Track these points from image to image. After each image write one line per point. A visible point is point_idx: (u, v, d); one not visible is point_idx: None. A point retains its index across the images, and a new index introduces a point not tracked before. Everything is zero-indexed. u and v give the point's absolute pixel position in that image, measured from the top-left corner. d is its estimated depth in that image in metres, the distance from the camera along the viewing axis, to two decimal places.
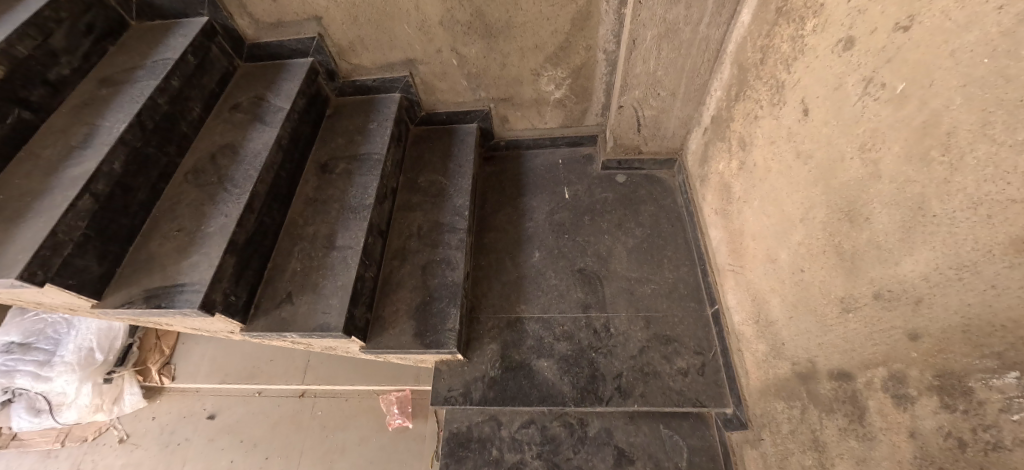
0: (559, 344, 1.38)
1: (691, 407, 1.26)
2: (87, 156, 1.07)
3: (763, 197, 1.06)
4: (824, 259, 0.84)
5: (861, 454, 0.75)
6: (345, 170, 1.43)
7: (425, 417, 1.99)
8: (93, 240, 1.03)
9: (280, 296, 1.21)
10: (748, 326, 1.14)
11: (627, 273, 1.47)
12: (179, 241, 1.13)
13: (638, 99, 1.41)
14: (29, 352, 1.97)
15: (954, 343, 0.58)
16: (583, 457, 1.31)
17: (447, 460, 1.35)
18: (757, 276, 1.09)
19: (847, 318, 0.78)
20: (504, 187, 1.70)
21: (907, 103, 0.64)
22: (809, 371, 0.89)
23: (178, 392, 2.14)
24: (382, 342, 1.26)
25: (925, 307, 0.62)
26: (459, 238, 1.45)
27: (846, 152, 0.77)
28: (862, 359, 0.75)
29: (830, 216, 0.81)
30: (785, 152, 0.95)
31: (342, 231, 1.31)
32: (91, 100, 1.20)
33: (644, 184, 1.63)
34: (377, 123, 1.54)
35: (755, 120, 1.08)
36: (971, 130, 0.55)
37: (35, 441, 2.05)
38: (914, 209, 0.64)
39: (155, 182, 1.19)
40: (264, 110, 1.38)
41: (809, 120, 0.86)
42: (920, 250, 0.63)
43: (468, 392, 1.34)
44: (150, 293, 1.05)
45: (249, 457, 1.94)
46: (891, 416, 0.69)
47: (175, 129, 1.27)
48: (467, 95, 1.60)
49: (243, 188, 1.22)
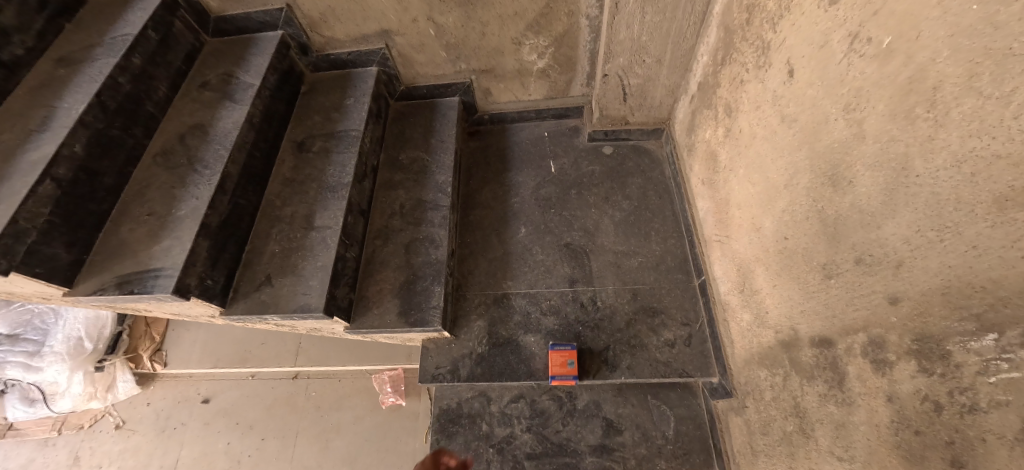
0: (547, 319, 1.38)
1: (677, 377, 1.26)
2: (47, 139, 1.02)
3: (748, 165, 1.03)
4: (808, 225, 0.82)
5: (840, 418, 0.76)
6: (323, 148, 1.39)
7: (419, 395, 2.01)
8: (59, 227, 0.99)
9: (259, 279, 1.18)
10: (734, 295, 1.14)
11: (614, 246, 1.45)
12: (150, 225, 1.09)
13: (623, 67, 1.36)
14: (18, 343, 1.96)
15: (933, 306, 0.57)
16: (571, 429, 1.35)
17: (439, 436, 1.40)
18: (742, 246, 1.08)
19: (829, 284, 0.77)
20: (490, 162, 1.66)
21: (892, 58, 0.61)
22: (792, 339, 0.88)
23: (171, 378, 2.14)
24: (366, 322, 1.25)
25: (905, 271, 0.61)
26: (443, 216, 1.42)
27: (831, 114, 0.74)
28: (843, 325, 0.74)
29: (814, 181, 0.79)
30: (770, 118, 0.92)
31: (321, 211, 1.28)
32: (50, 80, 1.14)
33: (631, 155, 1.60)
34: (354, 99, 1.48)
35: (740, 84, 1.04)
36: (957, 84, 0.52)
37: (31, 430, 2.06)
38: (897, 170, 0.61)
39: (123, 166, 1.15)
40: (234, 88, 1.32)
41: (794, 82, 0.83)
42: (902, 213, 0.61)
43: (456, 369, 1.35)
44: (122, 279, 1.02)
45: (245, 439, 1.97)
46: (869, 381, 0.69)
47: (141, 110, 1.21)
48: (448, 68, 1.55)
49: (214, 169, 1.17)
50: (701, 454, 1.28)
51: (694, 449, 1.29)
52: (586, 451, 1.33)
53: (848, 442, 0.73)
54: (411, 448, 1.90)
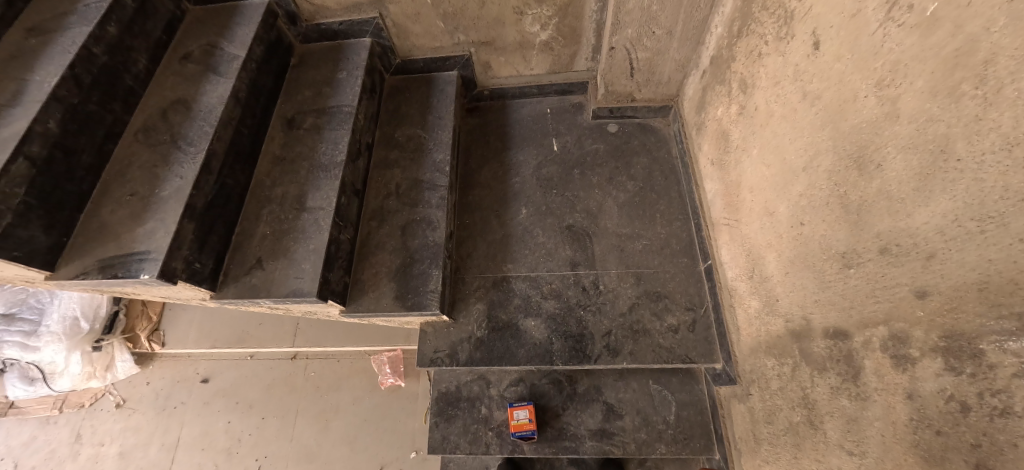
0: (547, 303, 1.34)
1: (680, 363, 1.24)
2: (18, 115, 0.96)
3: (763, 145, 0.97)
4: (827, 212, 0.77)
5: (852, 413, 0.73)
6: (314, 124, 1.33)
7: (418, 376, 2.00)
8: (36, 209, 0.94)
9: (250, 262, 1.15)
10: (742, 281, 1.10)
11: (617, 229, 1.41)
12: (134, 206, 1.05)
13: (631, 39, 1.28)
14: (14, 323, 1.94)
15: (967, 302, 0.53)
16: (571, 413, 1.35)
17: (437, 419, 1.39)
18: (753, 230, 1.03)
19: (848, 274, 0.72)
20: (489, 140, 1.60)
21: (937, 28, 0.56)
22: (803, 329, 0.85)
23: (170, 358, 2.13)
24: (362, 306, 1.22)
25: (936, 263, 0.57)
26: (440, 197, 1.37)
27: (860, 90, 0.68)
28: (860, 317, 0.70)
29: (837, 164, 0.74)
30: (789, 94, 0.86)
31: (313, 191, 1.23)
32: (20, 51, 1.07)
33: (637, 133, 1.53)
34: (346, 72, 1.41)
35: (758, 58, 0.97)
36: (1014, 57, 0.47)
37: (33, 408, 2.06)
38: (935, 153, 0.56)
39: (102, 144, 1.09)
40: (218, 60, 1.25)
41: (819, 55, 0.77)
42: (938, 200, 0.56)
43: (455, 353, 1.33)
44: (106, 263, 0.98)
45: (246, 418, 1.97)
46: (887, 377, 0.65)
47: (120, 84, 1.14)
48: (445, 39, 1.46)
49: (198, 147, 1.11)
50: (701, 439, 1.27)
51: (695, 434, 1.28)
52: (586, 435, 1.32)
53: (860, 437, 0.71)
54: (411, 428, 1.91)
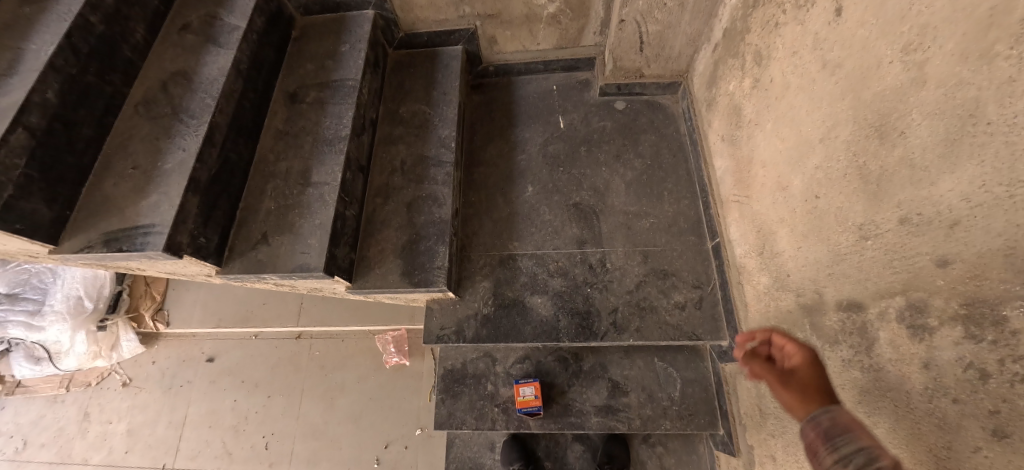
0: (554, 280, 1.34)
1: (686, 340, 1.25)
2: (15, 85, 0.93)
3: (777, 118, 0.96)
4: (845, 184, 0.76)
5: (864, 385, 0.73)
6: (317, 98, 1.30)
7: (422, 355, 2.00)
8: (37, 182, 0.93)
9: (255, 238, 1.13)
10: (751, 258, 1.09)
11: (625, 207, 1.39)
12: (137, 180, 1.03)
13: (642, 11, 1.25)
14: (18, 302, 1.94)
15: (992, 269, 0.52)
16: (577, 390, 1.36)
17: (444, 395, 1.40)
18: (764, 206, 1.02)
19: (864, 246, 0.72)
20: (495, 117, 1.57)
21: None
22: (815, 303, 0.84)
23: (175, 338, 2.14)
24: (369, 282, 1.22)
25: (960, 230, 0.56)
26: (446, 173, 1.35)
27: (885, 56, 0.66)
28: (876, 289, 0.69)
29: (857, 134, 0.72)
30: (808, 64, 0.83)
31: (317, 166, 1.21)
32: (14, 20, 1.03)
33: (645, 111, 1.51)
34: (349, 45, 1.37)
35: (775, 28, 0.94)
36: None
37: (39, 387, 2.07)
38: (963, 118, 0.55)
39: (101, 116, 1.06)
40: (218, 31, 1.22)
41: (841, 22, 0.75)
42: (965, 166, 0.55)
43: (462, 330, 1.33)
44: (110, 236, 0.97)
45: (251, 396, 1.99)
46: (903, 348, 0.65)
47: (118, 55, 1.11)
48: (450, 12, 1.43)
49: (200, 119, 1.09)
50: (705, 416, 1.28)
51: (699, 410, 1.29)
52: (591, 411, 1.34)
53: (870, 408, 0.71)
54: (416, 406, 1.93)
